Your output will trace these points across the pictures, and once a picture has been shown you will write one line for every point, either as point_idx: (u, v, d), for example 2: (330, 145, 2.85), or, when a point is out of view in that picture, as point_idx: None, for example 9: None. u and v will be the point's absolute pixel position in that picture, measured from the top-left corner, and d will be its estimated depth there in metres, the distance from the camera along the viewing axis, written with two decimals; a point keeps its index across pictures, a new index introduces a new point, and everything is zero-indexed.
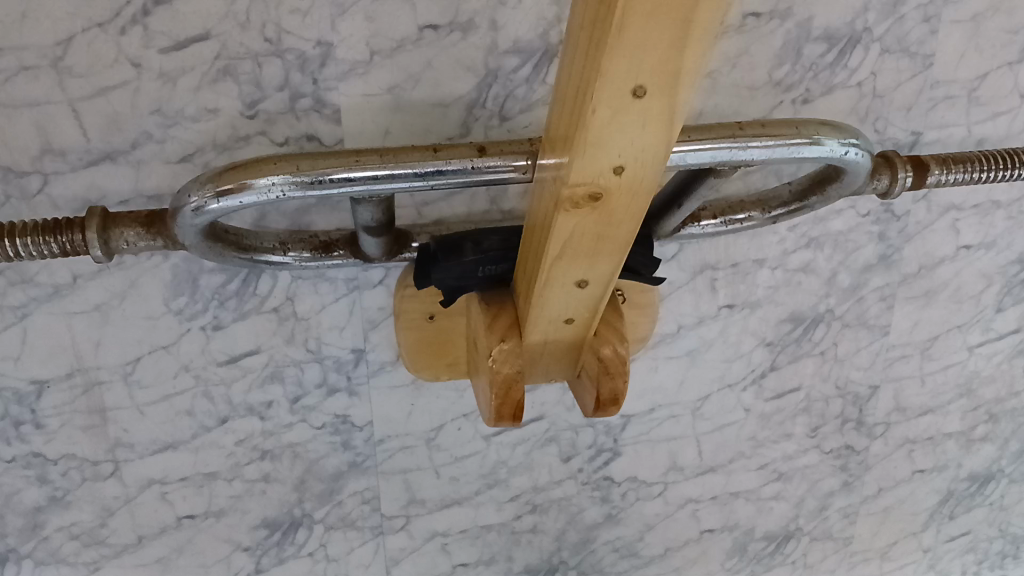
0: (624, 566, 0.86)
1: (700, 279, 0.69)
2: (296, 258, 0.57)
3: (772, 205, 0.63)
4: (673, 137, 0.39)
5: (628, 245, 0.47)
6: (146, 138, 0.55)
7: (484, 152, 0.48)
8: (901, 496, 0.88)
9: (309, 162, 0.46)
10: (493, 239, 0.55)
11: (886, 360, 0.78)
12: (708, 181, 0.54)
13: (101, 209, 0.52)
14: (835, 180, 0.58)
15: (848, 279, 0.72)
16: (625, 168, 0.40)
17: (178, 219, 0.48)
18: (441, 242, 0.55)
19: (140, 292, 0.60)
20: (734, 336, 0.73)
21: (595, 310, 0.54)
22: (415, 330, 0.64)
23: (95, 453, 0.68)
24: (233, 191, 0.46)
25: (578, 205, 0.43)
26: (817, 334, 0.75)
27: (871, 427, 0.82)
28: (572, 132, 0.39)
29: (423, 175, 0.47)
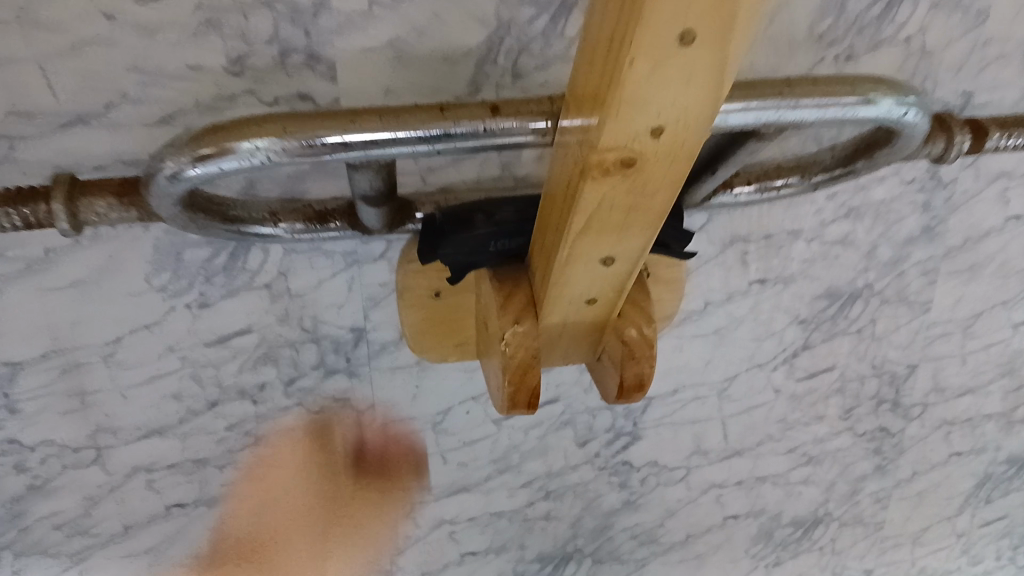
0: (643, 553, 0.82)
1: (730, 251, 0.63)
2: (288, 230, 0.52)
3: (812, 171, 0.56)
4: (724, 92, 0.33)
5: (662, 218, 0.42)
6: (121, 98, 0.50)
7: (498, 111, 0.42)
8: (935, 480, 0.83)
9: (299, 122, 0.41)
10: (507, 211, 0.50)
11: (926, 338, 0.73)
12: (747, 146, 0.47)
13: (68, 176, 0.47)
14: (885, 144, 0.51)
15: (889, 252, 0.66)
16: (665, 130, 0.34)
17: (153, 186, 0.43)
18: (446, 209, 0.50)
19: (118, 269, 0.55)
20: (765, 312, 0.68)
21: (622, 290, 0.49)
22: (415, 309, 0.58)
23: (75, 440, 0.64)
24: (213, 156, 0.40)
25: (607, 172, 0.37)
26: (853, 310, 0.70)
27: (908, 408, 0.77)
28: (603, 89, 0.33)
29: (428, 138, 0.42)
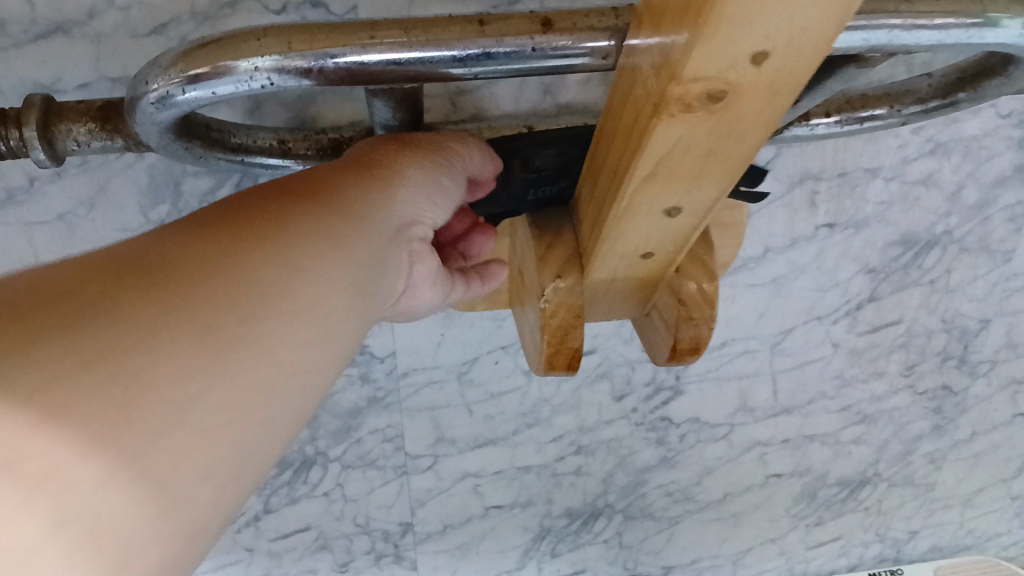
0: (677, 510, 0.76)
1: (798, 192, 0.56)
2: (299, 162, 0.46)
3: (904, 102, 0.48)
4: (855, 7, 0.25)
5: (745, 164, 0.34)
6: (104, 5, 0.42)
7: (550, 26, 0.34)
8: (997, 441, 0.77)
9: (307, 37, 0.33)
10: (547, 156, 0.43)
11: (1005, 291, 0.66)
12: (842, 73, 0.40)
13: (42, 98, 0.40)
14: (999, 73, 0.44)
15: (975, 196, 0.59)
16: (770, 55, 0.27)
17: (137, 113, 0.36)
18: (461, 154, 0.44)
19: (109, 200, 0.51)
20: (830, 261, 0.61)
21: (683, 245, 0.42)
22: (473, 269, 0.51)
23: None
24: (205, 78, 0.33)
25: (688, 108, 0.30)
26: (928, 260, 0.62)
27: (975, 364, 0.70)
28: (694, 1, 0.26)
29: (465, 59, 0.34)
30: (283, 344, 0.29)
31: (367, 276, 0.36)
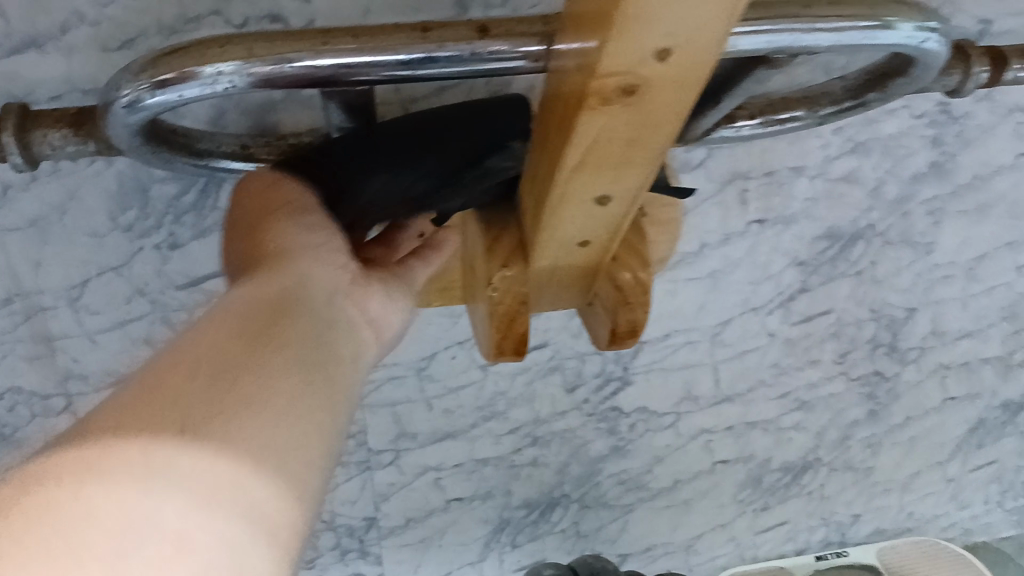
0: (630, 498, 0.82)
1: (730, 190, 0.60)
2: (261, 166, 0.49)
3: (821, 103, 0.52)
4: (740, 10, 0.29)
5: (663, 152, 0.38)
6: (75, 20, 0.45)
7: (487, 33, 0.38)
8: (929, 427, 0.83)
9: (266, 44, 0.37)
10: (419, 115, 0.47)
11: (929, 282, 0.71)
12: (756, 74, 0.44)
13: (21, 105, 0.43)
14: (900, 75, 0.47)
15: (896, 191, 0.63)
16: (673, 52, 0.31)
17: (109, 117, 0.39)
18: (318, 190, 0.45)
19: (80, 207, 0.52)
20: (763, 254, 0.65)
21: (616, 232, 0.46)
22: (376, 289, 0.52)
23: (43, 386, 0.62)
24: (173, 83, 0.36)
25: (607, 101, 0.34)
26: (854, 253, 0.67)
27: (905, 352, 0.75)
28: (605, 5, 0.30)
29: (411, 63, 0.38)
30: (259, 428, 0.31)
31: (326, 348, 0.38)
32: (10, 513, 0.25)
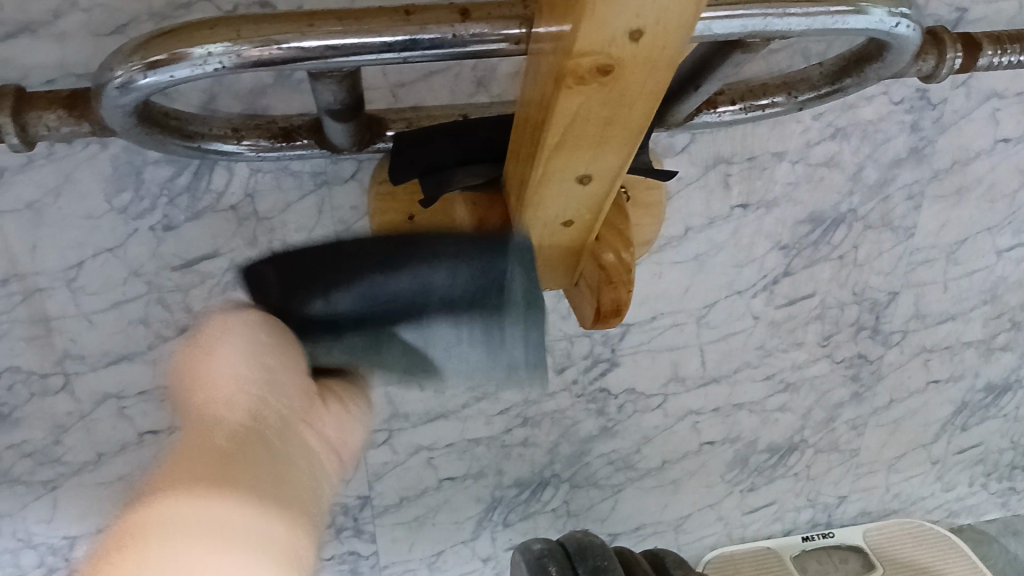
0: (620, 479, 0.83)
1: (712, 174, 0.62)
2: (252, 148, 0.50)
3: (799, 89, 0.53)
4: None
5: (640, 132, 0.40)
6: (68, 6, 0.47)
7: (468, 16, 0.39)
8: (912, 407, 0.85)
9: (253, 26, 0.38)
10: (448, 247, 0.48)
11: (909, 264, 0.72)
12: (732, 58, 0.45)
13: (16, 88, 0.44)
14: (874, 59, 0.48)
15: (875, 175, 0.65)
16: (644, 33, 0.32)
17: (101, 98, 0.40)
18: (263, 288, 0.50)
19: (74, 189, 0.53)
20: (746, 238, 0.67)
21: (599, 211, 0.47)
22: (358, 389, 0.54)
23: (41, 366, 0.62)
24: (163, 64, 0.38)
25: (583, 81, 0.35)
26: (836, 236, 0.69)
27: (887, 334, 0.77)
28: None
29: (394, 45, 0.39)
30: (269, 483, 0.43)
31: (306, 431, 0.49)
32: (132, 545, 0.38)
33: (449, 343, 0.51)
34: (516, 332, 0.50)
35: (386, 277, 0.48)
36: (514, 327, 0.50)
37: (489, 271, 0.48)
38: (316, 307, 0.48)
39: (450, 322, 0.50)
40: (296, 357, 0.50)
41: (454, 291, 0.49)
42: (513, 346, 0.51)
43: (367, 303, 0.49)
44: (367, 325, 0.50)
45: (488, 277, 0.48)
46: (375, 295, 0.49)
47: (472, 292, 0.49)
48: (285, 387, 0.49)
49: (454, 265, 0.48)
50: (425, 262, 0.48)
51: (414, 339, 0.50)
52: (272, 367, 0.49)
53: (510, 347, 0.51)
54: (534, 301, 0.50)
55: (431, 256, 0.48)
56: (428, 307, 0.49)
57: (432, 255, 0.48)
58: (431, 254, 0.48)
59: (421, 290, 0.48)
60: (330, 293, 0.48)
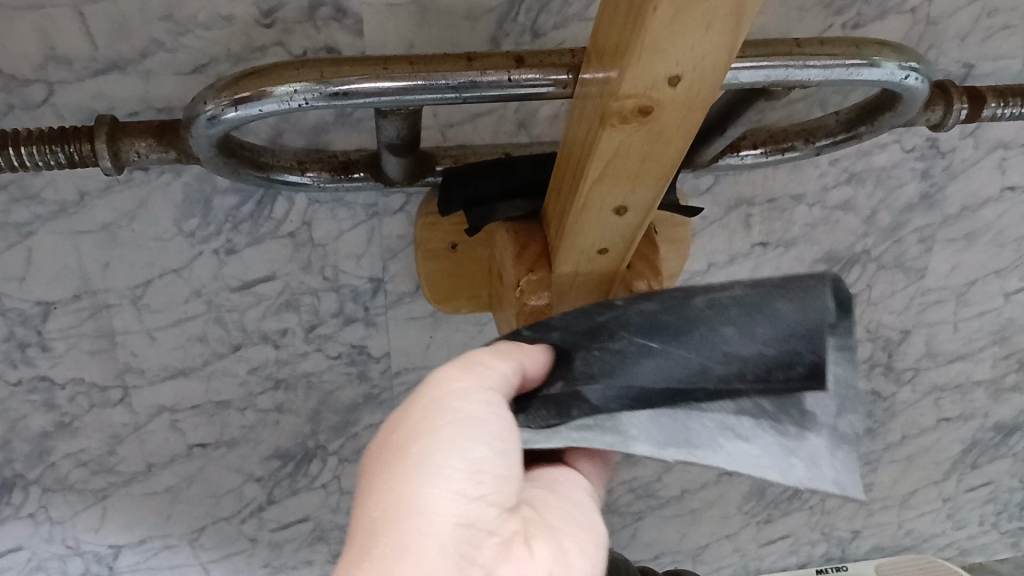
0: (640, 505, 0.88)
1: (735, 214, 0.66)
2: (315, 180, 0.53)
3: (818, 135, 0.57)
4: (737, 45, 0.35)
5: (673, 168, 0.44)
6: (156, 47, 0.51)
7: (522, 62, 0.44)
8: (925, 444, 0.91)
9: (334, 68, 0.43)
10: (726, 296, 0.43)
11: (921, 304, 0.77)
12: (758, 104, 0.49)
13: (110, 117, 0.48)
14: (889, 109, 0.52)
15: (888, 218, 0.69)
16: (682, 78, 0.37)
17: (191, 128, 0.44)
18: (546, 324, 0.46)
19: (148, 214, 0.58)
20: (766, 273, 0.72)
21: (631, 241, 0.52)
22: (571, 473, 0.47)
23: (103, 378, 0.67)
24: (251, 99, 0.42)
25: (626, 120, 0.39)
26: (851, 276, 0.74)
27: (900, 372, 0.83)
28: (625, 39, 0.36)
29: (457, 86, 0.43)
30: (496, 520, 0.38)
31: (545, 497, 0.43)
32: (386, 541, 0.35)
33: (728, 436, 0.42)
34: (819, 442, 0.42)
35: (687, 346, 0.44)
36: (821, 441, 0.42)
37: (800, 312, 0.42)
38: (599, 381, 0.44)
39: (729, 412, 0.42)
40: (500, 475, 0.39)
41: (744, 359, 0.43)
42: (818, 463, 0.41)
43: (671, 379, 0.43)
44: (645, 401, 0.43)
45: (805, 351, 0.43)
46: (678, 367, 0.44)
47: (778, 359, 0.43)
48: (477, 523, 0.37)
49: (756, 317, 0.43)
50: (760, 309, 0.43)
51: (686, 423, 0.42)
52: (472, 492, 0.37)
53: (809, 462, 0.41)
54: (847, 411, 0.43)
55: (751, 310, 0.43)
56: (725, 390, 0.43)
57: (747, 302, 0.43)
58: (718, 306, 0.43)
59: (721, 359, 0.43)
60: (608, 342, 0.44)
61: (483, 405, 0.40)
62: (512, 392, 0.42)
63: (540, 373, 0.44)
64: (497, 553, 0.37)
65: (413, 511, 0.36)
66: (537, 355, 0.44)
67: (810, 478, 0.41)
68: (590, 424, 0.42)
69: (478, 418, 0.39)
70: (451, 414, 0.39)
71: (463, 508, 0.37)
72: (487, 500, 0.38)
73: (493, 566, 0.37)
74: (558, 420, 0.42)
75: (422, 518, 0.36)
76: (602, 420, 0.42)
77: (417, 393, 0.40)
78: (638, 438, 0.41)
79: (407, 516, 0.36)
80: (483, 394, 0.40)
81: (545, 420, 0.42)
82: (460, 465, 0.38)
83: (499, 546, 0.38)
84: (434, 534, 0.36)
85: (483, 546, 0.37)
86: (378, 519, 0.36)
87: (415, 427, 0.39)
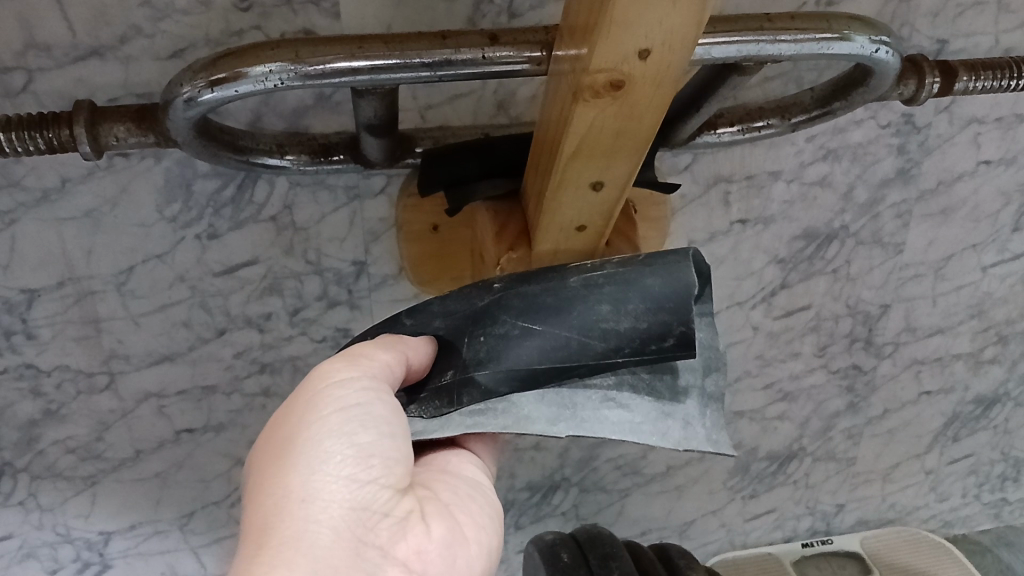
0: (626, 482, 0.92)
1: (713, 191, 0.67)
2: (294, 163, 0.53)
3: (793, 112, 0.57)
4: (704, 20, 0.36)
5: (647, 143, 0.45)
6: (134, 32, 0.51)
7: (496, 40, 0.44)
8: (906, 418, 0.95)
9: (310, 49, 0.43)
10: (605, 299, 0.46)
11: (899, 280, 0.79)
12: (730, 81, 0.49)
13: (89, 102, 0.48)
14: (861, 84, 0.52)
15: (864, 195, 0.70)
16: (652, 52, 0.37)
17: (169, 111, 0.44)
18: (451, 315, 0.47)
19: (130, 200, 0.58)
20: (745, 251, 0.73)
21: (609, 217, 0.52)
22: (464, 453, 0.52)
23: (89, 365, 0.68)
24: (227, 80, 0.42)
25: (598, 95, 0.40)
26: (829, 251, 0.75)
27: (880, 347, 0.85)
28: (595, 14, 0.36)
29: (432, 65, 0.44)
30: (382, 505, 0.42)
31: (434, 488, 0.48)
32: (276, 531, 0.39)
33: (610, 405, 0.47)
34: (691, 404, 0.49)
35: (567, 325, 0.46)
36: (692, 403, 0.49)
37: (663, 279, 0.46)
38: (484, 366, 0.45)
39: (611, 384, 0.47)
40: (389, 458, 0.42)
41: (623, 335, 0.46)
42: (691, 422, 0.48)
43: (552, 357, 0.46)
44: (530, 381, 0.46)
45: (675, 323, 0.46)
46: (555, 345, 0.46)
47: (652, 332, 0.46)
48: (368, 506, 0.41)
49: (629, 293, 0.46)
50: (626, 283, 0.46)
51: (571, 400, 0.46)
52: (361, 478, 0.41)
53: (684, 423, 0.48)
54: (711, 369, 0.50)
55: (625, 287, 0.46)
56: (606, 364, 0.46)
57: (619, 278, 0.46)
58: (593, 285, 0.46)
59: (600, 336, 0.46)
60: (492, 326, 0.46)
61: (365, 392, 0.42)
62: (397, 381, 0.45)
63: (424, 364, 0.47)
64: (389, 532, 0.42)
65: (304, 500, 0.39)
66: (419, 345, 0.46)
67: (684, 439, 0.47)
68: (483, 407, 0.45)
69: (361, 405, 0.42)
70: (336, 404, 0.42)
71: (353, 493, 0.41)
72: (377, 483, 0.42)
73: (387, 544, 0.41)
74: (450, 407, 0.45)
75: (314, 506, 0.40)
76: (492, 402, 0.45)
77: (303, 386, 0.43)
78: (529, 418, 0.45)
79: (298, 507, 0.39)
80: (365, 381, 0.42)
81: (437, 409, 0.45)
82: (348, 456, 0.41)
83: (391, 526, 0.42)
84: (326, 521, 0.40)
85: (377, 528, 0.41)
86: (270, 512, 0.39)
87: (302, 419, 0.41)
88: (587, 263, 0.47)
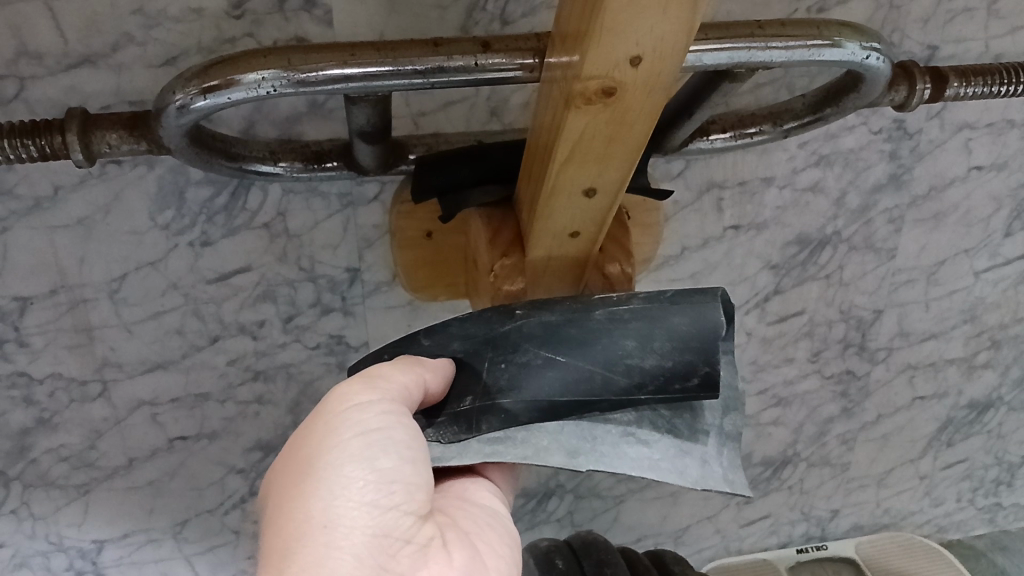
0: (620, 487, 0.93)
1: (707, 198, 0.67)
2: (287, 169, 0.53)
3: (784, 118, 0.57)
4: (695, 27, 0.36)
5: (641, 148, 0.45)
6: (126, 39, 0.51)
7: (488, 47, 0.44)
8: (899, 423, 0.95)
9: (302, 55, 0.42)
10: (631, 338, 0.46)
11: (892, 284, 0.79)
12: (721, 87, 0.49)
13: (80, 110, 0.48)
14: (852, 90, 0.52)
15: (856, 200, 0.70)
16: (643, 59, 0.37)
17: (162, 118, 0.44)
18: (469, 337, 0.46)
19: (123, 207, 0.58)
20: (738, 257, 0.73)
21: (601, 225, 0.52)
22: (481, 482, 0.52)
23: (82, 373, 0.68)
24: (219, 87, 0.42)
25: (590, 101, 0.40)
26: (822, 257, 0.75)
27: (873, 351, 0.85)
28: (585, 22, 0.36)
29: (424, 72, 0.44)
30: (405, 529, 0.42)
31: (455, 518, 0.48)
32: (299, 555, 0.39)
33: (630, 441, 0.47)
34: (710, 444, 0.48)
35: (591, 358, 0.46)
36: (711, 443, 0.49)
37: (686, 312, 0.45)
38: (506, 396, 0.46)
39: (630, 420, 0.47)
40: (410, 483, 0.42)
41: (647, 372, 0.46)
42: (708, 462, 0.48)
43: (574, 390, 0.46)
44: (550, 413, 0.46)
45: (699, 364, 0.46)
46: (578, 378, 0.46)
47: (676, 370, 0.46)
48: (391, 532, 0.41)
49: (653, 329, 0.45)
50: (650, 316, 0.45)
51: (592, 432, 0.47)
52: (383, 504, 0.41)
53: (701, 462, 0.48)
54: (730, 409, 0.50)
55: (649, 322, 0.45)
56: (627, 399, 0.47)
57: (645, 313, 0.45)
58: (618, 319, 0.46)
59: (624, 371, 0.46)
60: (513, 354, 0.46)
61: (384, 416, 0.42)
62: (414, 404, 0.44)
63: (442, 390, 0.46)
64: (412, 558, 0.42)
65: (326, 525, 0.39)
66: (438, 369, 0.46)
67: (702, 478, 0.47)
68: (502, 435, 0.45)
69: (381, 429, 0.42)
70: (356, 428, 0.42)
71: (375, 518, 0.41)
72: (399, 509, 0.41)
73: (410, 570, 0.41)
74: (467, 433, 0.45)
75: (335, 532, 0.40)
76: (512, 431, 0.46)
77: (321, 408, 0.43)
78: (549, 450, 0.45)
79: (320, 532, 0.39)
80: (384, 405, 0.42)
81: (455, 434, 0.45)
82: (371, 482, 0.41)
83: (414, 553, 0.42)
84: (348, 547, 0.40)
85: (400, 554, 0.41)
86: (291, 537, 0.39)
87: (322, 443, 0.41)
88: (612, 296, 0.46)
